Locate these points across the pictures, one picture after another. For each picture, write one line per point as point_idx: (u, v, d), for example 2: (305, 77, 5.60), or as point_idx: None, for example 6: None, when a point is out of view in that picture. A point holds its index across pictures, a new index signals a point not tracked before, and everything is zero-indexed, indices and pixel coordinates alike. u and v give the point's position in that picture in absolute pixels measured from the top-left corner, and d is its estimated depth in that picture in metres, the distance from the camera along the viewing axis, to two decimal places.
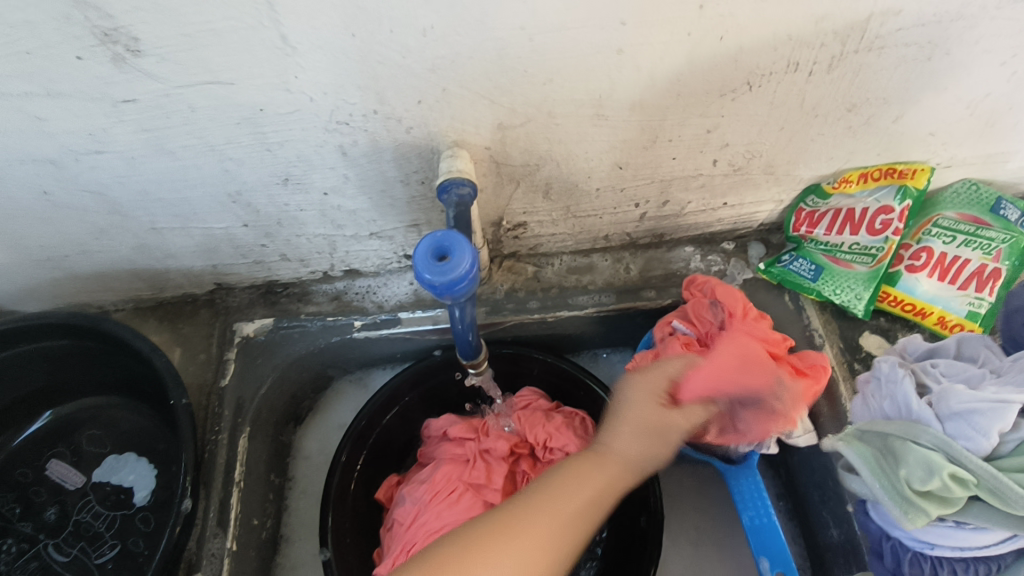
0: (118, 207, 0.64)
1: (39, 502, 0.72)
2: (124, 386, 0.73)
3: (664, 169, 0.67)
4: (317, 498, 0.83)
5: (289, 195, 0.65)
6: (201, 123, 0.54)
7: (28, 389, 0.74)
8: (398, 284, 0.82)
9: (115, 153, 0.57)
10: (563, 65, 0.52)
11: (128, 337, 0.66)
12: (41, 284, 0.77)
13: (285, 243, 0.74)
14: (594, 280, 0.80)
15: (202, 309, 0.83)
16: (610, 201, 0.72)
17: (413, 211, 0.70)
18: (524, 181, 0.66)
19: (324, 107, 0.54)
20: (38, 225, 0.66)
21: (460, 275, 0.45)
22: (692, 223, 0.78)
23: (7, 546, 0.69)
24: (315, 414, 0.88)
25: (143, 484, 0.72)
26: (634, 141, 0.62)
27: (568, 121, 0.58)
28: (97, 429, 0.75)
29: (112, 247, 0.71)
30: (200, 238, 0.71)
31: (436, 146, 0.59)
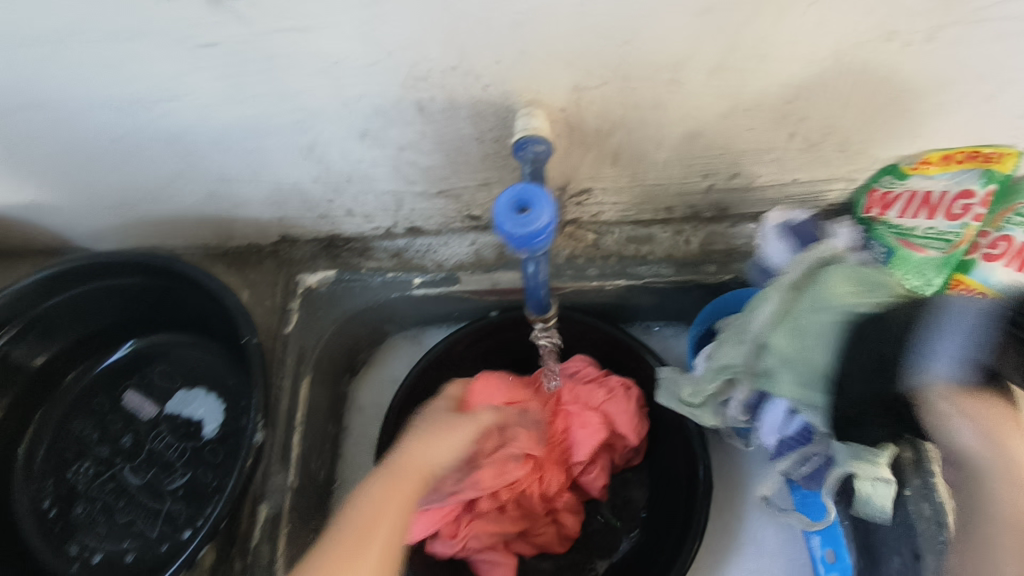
0: (196, 153, 0.66)
1: (115, 429, 0.76)
2: (196, 325, 0.77)
3: (738, 141, 0.66)
4: (371, 445, 0.86)
5: (361, 150, 0.66)
6: (279, 73, 0.55)
7: (106, 322, 0.78)
8: (458, 244, 0.83)
9: (196, 99, 0.58)
10: (648, 25, 0.50)
11: (200, 276, 0.68)
12: (117, 226, 0.81)
13: (351, 198, 0.75)
14: (653, 251, 0.81)
15: (268, 259, 0.85)
16: (678, 171, 0.71)
17: (480, 170, 0.70)
18: (594, 146, 0.66)
19: (402, 62, 0.53)
20: (118, 168, 0.69)
21: (540, 227, 0.46)
22: (760, 198, 0.76)
23: (88, 466, 0.74)
24: (370, 366, 0.91)
25: (212, 417, 0.76)
26: (711, 109, 0.60)
27: (646, 86, 0.57)
28: (168, 365, 0.79)
29: (184, 194, 0.74)
30: (270, 189, 0.73)
31: (511, 105, 0.59)
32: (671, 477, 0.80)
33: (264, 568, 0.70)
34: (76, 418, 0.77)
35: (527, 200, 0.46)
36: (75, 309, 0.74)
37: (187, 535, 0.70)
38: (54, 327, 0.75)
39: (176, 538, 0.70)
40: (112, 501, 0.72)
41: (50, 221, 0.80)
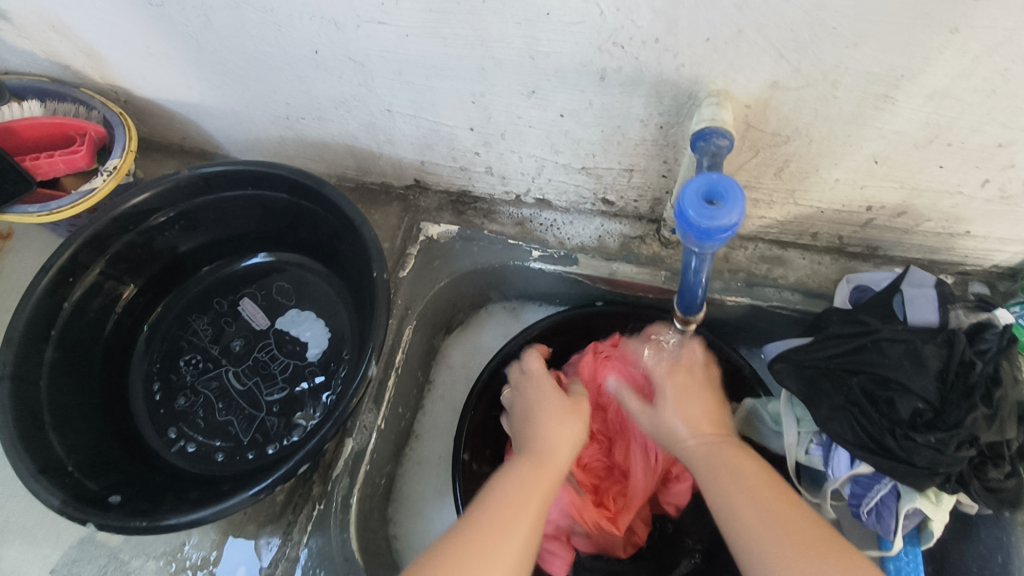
0: (370, 80, 0.67)
1: (228, 332, 0.79)
2: (321, 250, 0.79)
3: (923, 177, 0.61)
4: (452, 406, 0.87)
5: (526, 109, 0.66)
6: (483, 15, 0.55)
7: (241, 231, 0.81)
8: (584, 226, 0.82)
9: (393, 26, 0.59)
10: (885, 29, 0.47)
11: (343, 205, 0.70)
12: (271, 140, 0.84)
13: (497, 156, 0.75)
14: (786, 274, 0.76)
15: (394, 202, 0.88)
16: (842, 196, 0.67)
17: (635, 154, 0.68)
18: (764, 151, 0.63)
19: (608, 25, 0.52)
20: (294, 81, 0.71)
21: (724, 224, 0.43)
22: (918, 243, 0.71)
23: (196, 360, 0.78)
24: (464, 328, 0.91)
25: (316, 342, 0.78)
26: (909, 136, 0.57)
27: (849, 97, 0.54)
28: (287, 283, 0.82)
29: (344, 119, 0.76)
30: (425, 131, 0.74)
31: (697, 92, 0.57)
32: None
33: (341, 498, 0.68)
34: (194, 313, 0.81)
35: (719, 193, 0.44)
36: (219, 211, 0.78)
37: (273, 452, 0.72)
38: (199, 223, 0.79)
39: (264, 451, 0.72)
40: (213, 400, 0.75)
41: (212, 123, 0.84)
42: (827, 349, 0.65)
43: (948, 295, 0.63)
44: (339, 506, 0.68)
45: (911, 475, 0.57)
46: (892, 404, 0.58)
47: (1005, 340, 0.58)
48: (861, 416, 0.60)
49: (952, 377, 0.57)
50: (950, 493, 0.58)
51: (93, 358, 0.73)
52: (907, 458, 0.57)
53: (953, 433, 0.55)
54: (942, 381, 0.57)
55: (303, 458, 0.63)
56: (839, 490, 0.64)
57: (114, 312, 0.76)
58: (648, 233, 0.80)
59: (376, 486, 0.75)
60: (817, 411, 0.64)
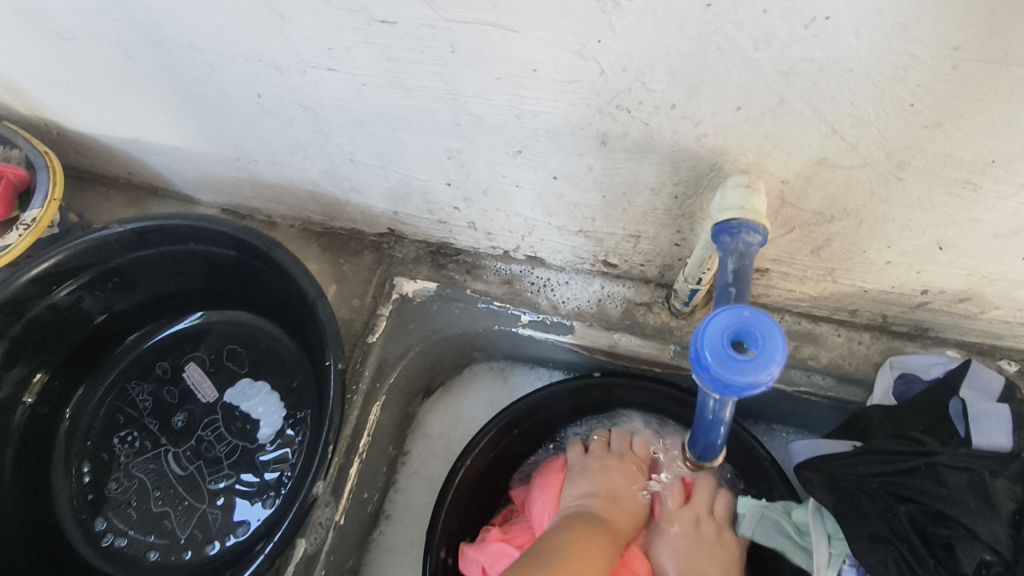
0: (326, 128, 0.56)
1: (169, 404, 0.69)
2: (277, 313, 0.69)
3: (997, 266, 0.50)
4: (428, 483, 0.76)
5: (512, 168, 0.54)
6: (455, 67, 0.44)
7: (186, 286, 0.70)
8: (582, 287, 0.71)
9: (346, 74, 0.48)
10: (976, 108, 0.35)
11: (296, 273, 0.60)
12: (224, 180, 0.73)
13: (480, 213, 0.64)
14: (817, 355, 0.65)
15: (366, 251, 0.77)
16: (892, 278, 0.55)
17: (642, 221, 0.57)
18: (801, 229, 0.51)
19: (611, 86, 0.41)
20: (242, 125, 0.60)
21: (756, 380, 0.32)
22: (979, 328, 0.60)
23: (132, 438, 0.68)
24: (445, 391, 0.80)
25: (269, 421, 0.67)
26: (989, 224, 0.45)
27: (918, 180, 0.42)
28: (238, 345, 0.71)
29: (302, 165, 0.65)
30: (395, 183, 0.63)
31: (721, 164, 0.46)
32: None
33: None
34: (132, 380, 0.70)
35: (751, 336, 0.33)
36: (159, 265, 0.67)
37: (215, 551, 0.63)
38: (135, 279, 0.68)
39: (204, 549, 0.63)
40: (149, 486, 0.66)
41: (157, 160, 0.73)
42: (868, 465, 0.54)
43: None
44: None
45: None
46: (951, 550, 0.47)
47: None
48: (910, 556, 0.48)
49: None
50: None
51: (3, 455, 0.63)
52: None
53: None
54: (1014, 527, 0.47)
55: None
56: None
57: (24, 402, 0.65)
58: (656, 299, 0.69)
59: None
60: (855, 540, 0.51)
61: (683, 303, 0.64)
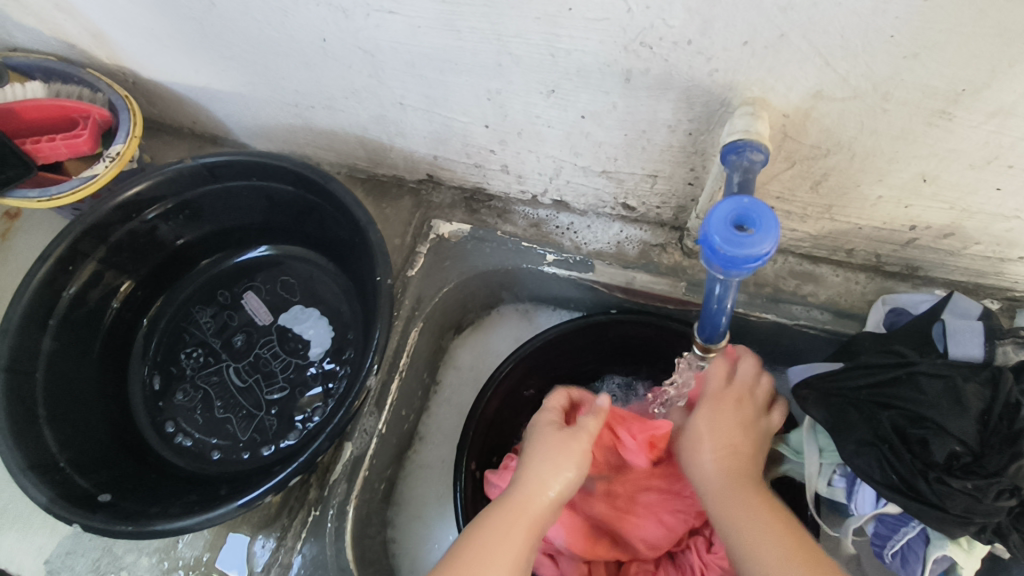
0: (381, 72, 0.64)
1: (230, 326, 0.77)
2: (328, 246, 0.76)
3: (976, 198, 0.56)
4: (458, 409, 0.84)
5: (545, 109, 0.61)
6: (502, 9, 0.51)
7: (247, 221, 0.78)
8: (603, 230, 0.78)
9: (405, 17, 0.55)
10: (947, 38, 0.42)
11: (350, 203, 0.67)
12: (280, 127, 0.81)
13: (513, 155, 0.71)
14: (816, 292, 0.71)
15: (406, 196, 0.84)
16: (883, 214, 0.62)
17: (660, 160, 0.64)
18: (801, 164, 0.58)
19: (636, 24, 0.48)
20: (304, 70, 0.68)
21: (755, 253, 0.39)
22: (964, 266, 0.66)
23: (197, 353, 0.76)
24: (474, 329, 0.88)
25: (319, 341, 0.75)
26: (965, 155, 0.51)
27: (901, 111, 0.49)
28: (291, 277, 0.79)
29: (354, 110, 0.72)
30: (438, 126, 0.70)
31: (730, 99, 0.52)
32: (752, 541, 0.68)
33: (338, 505, 0.67)
34: (196, 305, 0.79)
35: (750, 218, 0.40)
36: (225, 199, 0.75)
37: (268, 453, 0.70)
38: (203, 213, 0.76)
39: (259, 451, 0.71)
40: (213, 395, 0.74)
41: (221, 108, 0.81)
42: (857, 379, 0.61)
43: (997, 330, 0.57)
44: (335, 512, 0.66)
45: (945, 523, 0.53)
46: (926, 445, 0.54)
47: None
48: (891, 455, 0.55)
49: (996, 417, 0.53)
50: (986, 542, 0.54)
51: (91, 353, 0.71)
52: (939, 504, 0.53)
53: (992, 481, 0.51)
54: (982, 423, 0.53)
55: (295, 470, 0.61)
56: (861, 527, 0.61)
57: (113, 304, 0.74)
58: (670, 241, 0.76)
59: (376, 491, 0.72)
60: (843, 445, 0.59)
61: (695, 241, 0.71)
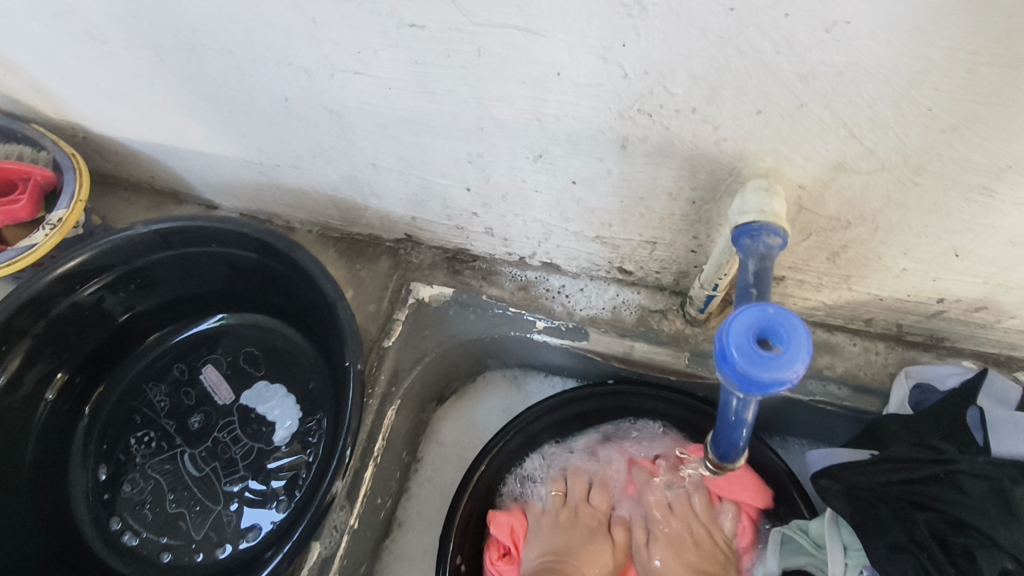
0: (350, 133, 0.58)
1: (186, 405, 0.70)
2: (295, 316, 0.69)
3: (1014, 274, 0.50)
4: (441, 490, 0.76)
5: (531, 173, 0.55)
6: (481, 71, 0.45)
7: (206, 288, 0.71)
8: (597, 294, 0.71)
9: (373, 77, 0.49)
10: (994, 111, 0.36)
11: (317, 274, 0.61)
12: (246, 185, 0.74)
13: (497, 218, 0.65)
14: (833, 364, 0.65)
15: (383, 256, 0.78)
16: (907, 286, 0.56)
17: (659, 227, 0.58)
18: (817, 236, 0.52)
19: (633, 89, 0.42)
20: (266, 129, 0.61)
21: (783, 377, 0.32)
22: (995, 338, 0.60)
23: (148, 438, 0.68)
24: (459, 398, 0.81)
25: (285, 422, 0.68)
26: (1005, 231, 0.46)
27: (935, 185, 0.43)
28: (255, 348, 0.72)
29: (323, 170, 0.66)
30: (415, 188, 0.64)
31: (739, 169, 0.46)
32: None
33: None
34: (149, 382, 0.71)
35: (777, 333, 0.33)
36: (181, 266, 0.68)
37: (226, 555, 0.63)
38: (156, 281, 0.69)
39: (216, 552, 0.63)
40: (164, 487, 0.66)
41: (180, 164, 0.74)
42: (886, 473, 0.54)
43: None
44: None
45: None
46: (972, 558, 0.47)
47: None
48: (931, 566, 0.48)
49: None
50: None
51: (22, 450, 0.63)
52: None
53: None
54: None
55: None
56: None
57: (46, 398, 0.66)
58: (671, 307, 0.70)
59: None
60: (873, 549, 0.51)
61: (698, 310, 0.65)
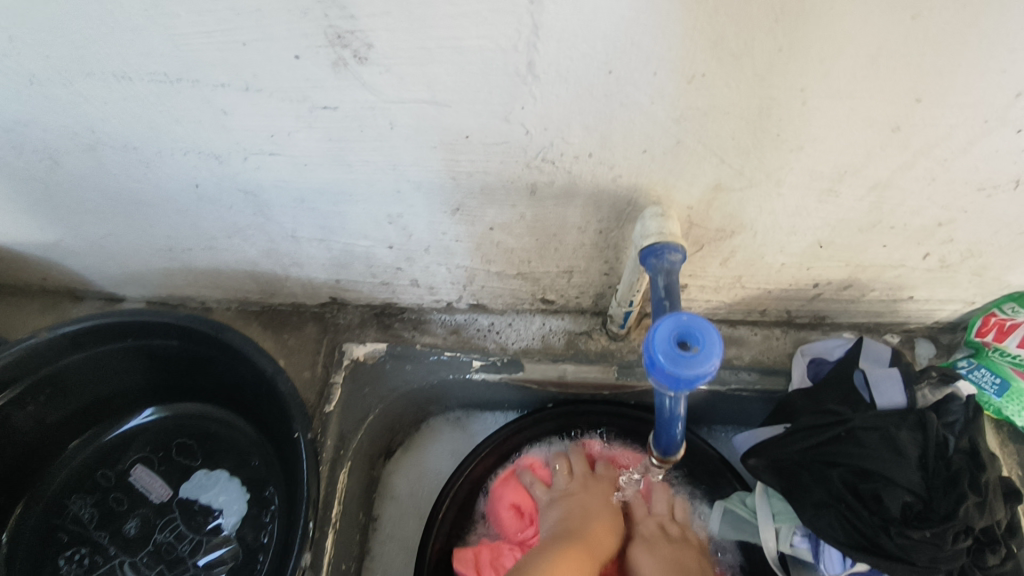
0: (267, 209, 0.58)
1: (120, 511, 0.66)
2: (228, 397, 0.68)
3: (867, 255, 0.60)
4: (404, 544, 0.76)
5: (451, 224, 0.59)
6: (394, 141, 0.48)
7: (124, 386, 0.68)
8: (525, 326, 0.76)
9: (288, 157, 0.51)
10: (826, 132, 0.44)
11: (253, 353, 0.61)
12: (153, 273, 0.72)
13: (422, 269, 0.68)
14: (740, 355, 0.73)
15: (309, 322, 0.77)
16: (788, 277, 0.64)
17: (573, 257, 0.63)
18: (708, 245, 0.59)
19: (536, 143, 0.47)
20: (175, 216, 0.61)
21: (703, 371, 0.38)
22: (863, 310, 0.70)
23: (79, 555, 0.63)
24: (406, 449, 0.81)
25: (233, 508, 0.66)
26: (853, 222, 0.55)
27: (794, 192, 0.51)
28: (188, 437, 0.69)
29: (240, 248, 0.66)
30: (337, 253, 0.65)
31: (636, 199, 0.53)
32: None
33: None
34: (74, 494, 0.66)
35: (693, 335, 0.39)
36: (95, 367, 0.65)
37: None
38: (69, 387, 0.65)
39: None
40: None
41: (77, 262, 0.71)
42: (802, 441, 0.62)
43: (911, 374, 0.62)
44: None
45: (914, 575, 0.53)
46: (879, 498, 0.55)
47: (970, 410, 0.58)
48: (850, 513, 0.57)
49: (937, 462, 0.55)
50: None
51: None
52: (907, 558, 0.53)
53: (947, 526, 0.52)
54: (924, 468, 0.55)
55: None
56: None
57: None
58: (594, 326, 0.75)
59: None
60: (803, 511, 0.60)
61: (619, 327, 0.71)
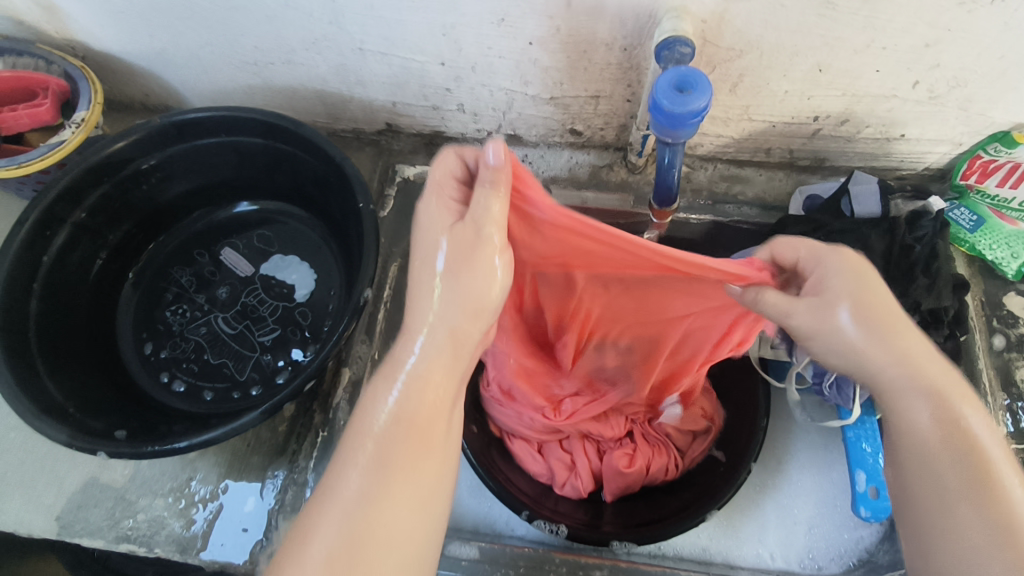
0: (340, 17, 0.69)
1: (213, 280, 0.80)
2: (302, 195, 0.81)
3: (861, 82, 0.67)
4: None
5: (496, 39, 0.69)
6: None
7: (216, 180, 0.81)
8: (555, 157, 0.86)
9: None
10: None
11: (324, 143, 0.71)
12: (239, 90, 0.84)
13: (467, 92, 0.78)
14: (745, 191, 0.83)
15: (367, 147, 0.91)
16: (790, 108, 0.73)
17: (600, 79, 0.72)
18: (719, 67, 0.68)
19: None
20: (262, 23, 0.71)
21: (694, 112, 0.49)
22: (859, 151, 0.78)
23: (182, 309, 0.79)
24: None
25: (303, 284, 0.80)
26: (848, 42, 0.62)
27: (796, 5, 0.59)
28: (267, 230, 0.83)
29: (314, 61, 0.77)
30: (396, 69, 0.76)
31: (657, 10, 0.61)
32: (743, 400, 0.78)
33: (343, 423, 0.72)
34: (176, 265, 0.82)
35: (690, 82, 0.49)
36: (193, 158, 0.77)
37: (259, 392, 0.74)
38: (174, 174, 0.78)
39: (252, 390, 0.74)
40: (204, 345, 0.77)
41: (176, 74, 0.83)
42: None
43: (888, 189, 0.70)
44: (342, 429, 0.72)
45: None
46: None
47: (938, 226, 0.66)
48: None
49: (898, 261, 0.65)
50: None
51: (79, 307, 0.74)
52: None
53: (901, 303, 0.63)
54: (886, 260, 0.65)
55: (307, 377, 0.62)
56: (803, 371, 0.72)
57: (94, 264, 0.76)
58: (615, 160, 0.85)
59: None
60: None
61: (637, 155, 0.81)
